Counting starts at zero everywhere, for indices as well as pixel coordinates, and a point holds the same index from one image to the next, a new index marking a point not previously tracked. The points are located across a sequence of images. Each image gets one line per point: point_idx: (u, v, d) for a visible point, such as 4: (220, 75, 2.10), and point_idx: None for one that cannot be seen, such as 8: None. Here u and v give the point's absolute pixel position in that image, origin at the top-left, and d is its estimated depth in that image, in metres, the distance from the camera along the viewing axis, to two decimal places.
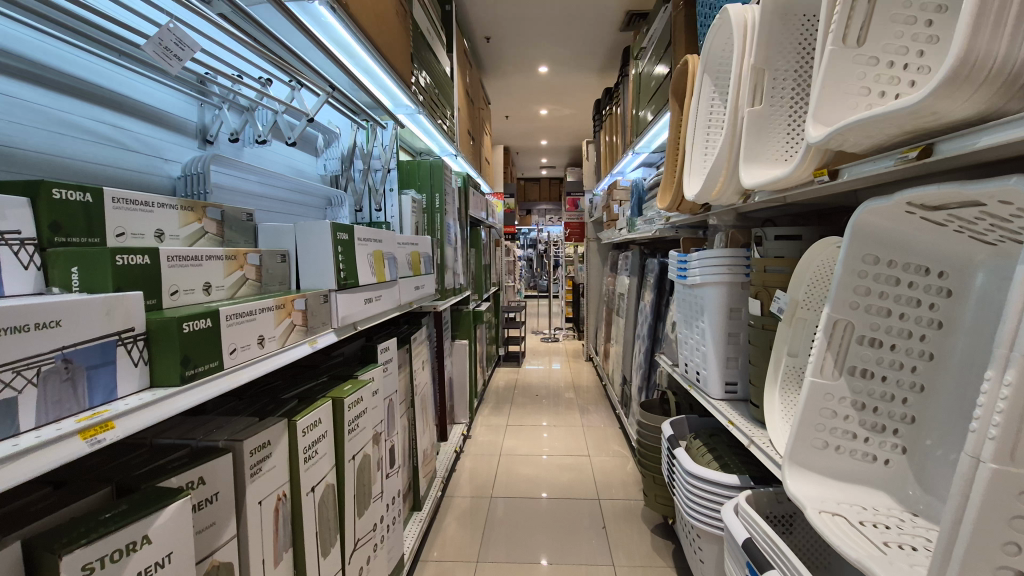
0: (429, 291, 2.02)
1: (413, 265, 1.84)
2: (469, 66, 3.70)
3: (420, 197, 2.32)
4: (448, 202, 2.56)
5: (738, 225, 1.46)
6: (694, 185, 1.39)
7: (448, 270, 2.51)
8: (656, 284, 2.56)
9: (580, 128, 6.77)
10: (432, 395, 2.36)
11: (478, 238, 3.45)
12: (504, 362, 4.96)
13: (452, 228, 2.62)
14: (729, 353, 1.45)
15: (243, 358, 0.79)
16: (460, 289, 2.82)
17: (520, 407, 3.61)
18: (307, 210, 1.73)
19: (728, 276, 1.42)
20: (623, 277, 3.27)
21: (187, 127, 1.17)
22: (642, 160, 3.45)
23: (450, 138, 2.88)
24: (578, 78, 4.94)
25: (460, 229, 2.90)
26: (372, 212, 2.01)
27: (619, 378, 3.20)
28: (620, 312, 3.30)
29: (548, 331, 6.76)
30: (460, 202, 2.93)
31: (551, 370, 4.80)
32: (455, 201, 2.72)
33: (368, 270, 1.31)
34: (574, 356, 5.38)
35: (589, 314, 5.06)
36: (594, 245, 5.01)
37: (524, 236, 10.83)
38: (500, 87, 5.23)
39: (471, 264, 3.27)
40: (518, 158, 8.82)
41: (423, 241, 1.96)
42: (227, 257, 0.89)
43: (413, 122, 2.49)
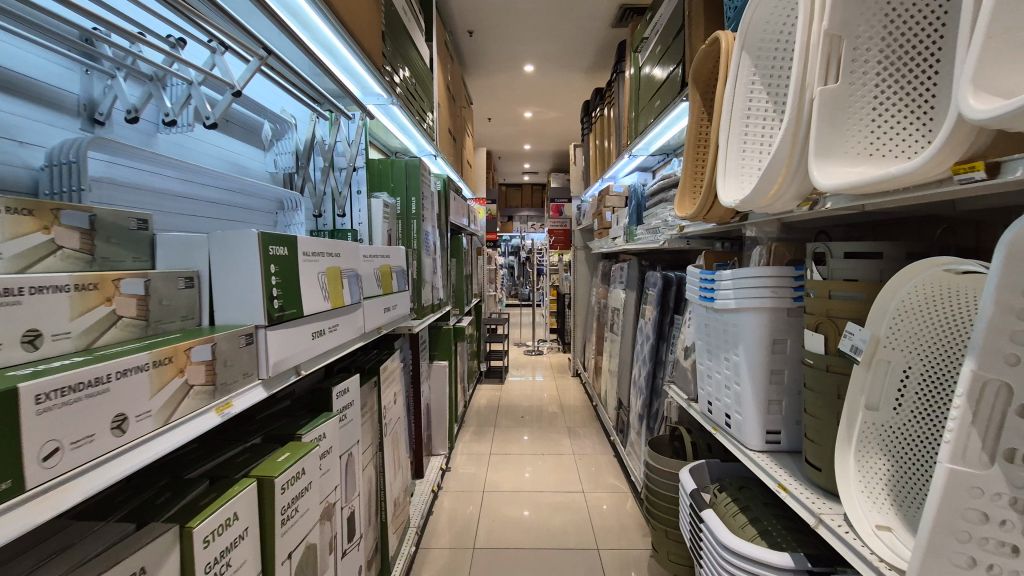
0: (403, 313, 1.72)
1: (383, 281, 1.54)
2: (450, 60, 3.40)
3: (393, 201, 2.02)
4: (426, 208, 2.25)
5: (781, 238, 1.20)
6: (733, 191, 1.14)
7: (425, 284, 2.21)
8: (659, 301, 2.29)
9: (566, 131, 6.53)
10: (406, 429, 2.05)
11: (459, 247, 3.15)
12: (486, 378, 4.65)
13: (429, 237, 2.32)
14: (772, 395, 1.18)
15: (76, 460, 0.47)
16: (439, 305, 2.52)
17: (504, 431, 3.31)
18: (247, 215, 1.42)
19: (772, 300, 1.15)
20: (618, 291, 3.00)
21: (64, 101, 0.85)
22: (637, 164, 3.20)
23: (429, 136, 2.58)
24: (566, 78, 4.69)
25: (440, 238, 2.59)
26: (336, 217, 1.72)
27: (613, 402, 2.92)
28: (614, 329, 3.03)
29: (531, 343, 6.47)
30: (440, 207, 2.63)
31: (537, 387, 4.51)
32: (433, 207, 2.42)
33: (319, 294, 1.01)
34: (559, 370, 5.09)
35: (576, 327, 4.79)
36: (581, 254, 4.74)
37: (506, 243, 10.54)
38: (483, 86, 4.94)
39: (452, 276, 2.97)
40: (501, 162, 8.55)
41: (394, 253, 1.66)
42: (81, 286, 0.57)
43: (386, 116, 2.18)
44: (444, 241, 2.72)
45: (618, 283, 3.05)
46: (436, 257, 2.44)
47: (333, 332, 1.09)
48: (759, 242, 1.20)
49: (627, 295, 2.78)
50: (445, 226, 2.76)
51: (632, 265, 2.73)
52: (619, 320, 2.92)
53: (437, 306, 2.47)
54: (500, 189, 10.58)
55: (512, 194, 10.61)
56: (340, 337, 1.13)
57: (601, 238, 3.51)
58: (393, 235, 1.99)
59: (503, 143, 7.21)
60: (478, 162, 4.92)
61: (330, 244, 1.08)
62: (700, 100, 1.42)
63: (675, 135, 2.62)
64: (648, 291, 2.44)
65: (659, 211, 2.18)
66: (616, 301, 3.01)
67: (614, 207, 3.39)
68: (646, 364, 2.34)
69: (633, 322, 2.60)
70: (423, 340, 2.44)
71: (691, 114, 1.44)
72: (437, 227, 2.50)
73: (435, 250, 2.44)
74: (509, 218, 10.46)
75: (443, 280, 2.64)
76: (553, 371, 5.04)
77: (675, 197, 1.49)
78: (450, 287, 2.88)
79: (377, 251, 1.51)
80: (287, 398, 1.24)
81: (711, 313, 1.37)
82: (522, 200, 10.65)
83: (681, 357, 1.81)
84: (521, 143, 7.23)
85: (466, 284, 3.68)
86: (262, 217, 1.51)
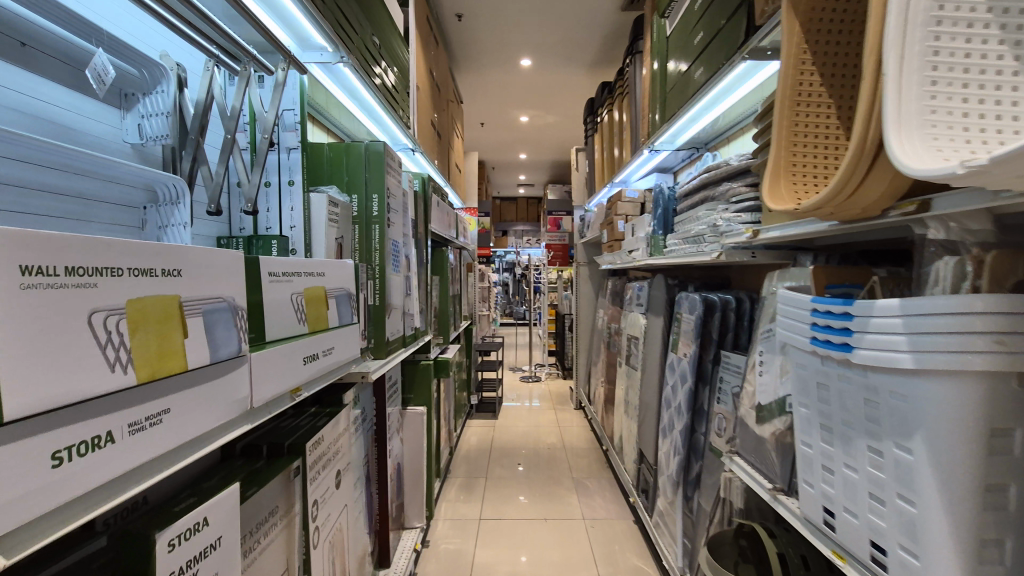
0: (348, 358, 1.18)
1: (308, 314, 1.00)
2: (434, 42, 2.89)
3: (342, 197, 1.48)
4: (396, 212, 1.72)
5: (992, 244, 0.67)
6: (922, 158, 0.59)
7: (392, 310, 1.66)
8: (699, 333, 1.76)
9: (564, 138, 6.06)
10: (362, 511, 1.49)
11: (444, 262, 2.61)
12: (477, 412, 4.08)
13: (400, 248, 1.78)
14: (987, 532, 0.64)
15: None
16: (415, 335, 1.99)
17: (497, 484, 2.75)
18: (70, 205, 0.87)
19: (996, 359, 0.61)
20: (635, 316, 2.47)
21: None
22: (656, 162, 2.68)
23: (402, 123, 2.05)
24: (567, 74, 4.20)
25: (416, 251, 2.05)
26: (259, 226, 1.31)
27: (632, 453, 2.37)
28: (631, 363, 2.48)
29: (528, 367, 5.91)
30: (416, 213, 2.10)
31: (535, 421, 3.94)
32: (406, 212, 1.89)
33: (94, 362, 0.47)
34: (560, 400, 4.53)
35: (579, 353, 4.24)
36: (584, 271, 4.22)
37: (499, 259, 10.01)
38: (475, 84, 4.45)
39: (434, 298, 2.43)
40: (494, 173, 8.06)
41: (335, 270, 1.13)
42: None
43: (340, 88, 1.65)
44: (423, 256, 2.19)
45: (636, 307, 2.52)
46: (410, 275, 1.91)
47: (152, 429, 0.55)
48: (953, 250, 0.69)
49: (649, 323, 2.24)
50: (424, 238, 2.22)
51: (656, 283, 2.20)
52: (638, 353, 2.38)
53: (411, 337, 1.92)
54: (494, 203, 10.09)
55: (507, 207, 10.13)
56: (178, 433, 0.59)
57: (610, 252, 2.98)
58: (343, 246, 1.46)
59: (497, 152, 6.72)
60: (470, 168, 4.40)
61: (140, 261, 0.53)
62: (800, 31, 0.92)
63: (709, 125, 2.11)
64: (681, 319, 1.91)
65: (699, 215, 1.66)
66: (633, 329, 2.48)
67: (627, 216, 2.88)
68: (680, 414, 1.80)
69: (658, 356, 2.07)
70: (391, 383, 1.89)
71: (784, 55, 0.93)
72: (411, 235, 1.97)
73: (409, 266, 1.91)
74: (503, 232, 9.95)
75: (421, 304, 2.11)
76: (552, 402, 4.48)
77: (763, 183, 0.97)
78: (430, 312, 2.34)
79: (298, 268, 0.98)
80: (106, 531, 0.69)
81: (835, 367, 0.84)
82: (516, 214, 10.17)
83: (750, 419, 1.26)
84: (516, 151, 6.75)
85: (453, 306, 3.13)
86: (109, 211, 0.95)
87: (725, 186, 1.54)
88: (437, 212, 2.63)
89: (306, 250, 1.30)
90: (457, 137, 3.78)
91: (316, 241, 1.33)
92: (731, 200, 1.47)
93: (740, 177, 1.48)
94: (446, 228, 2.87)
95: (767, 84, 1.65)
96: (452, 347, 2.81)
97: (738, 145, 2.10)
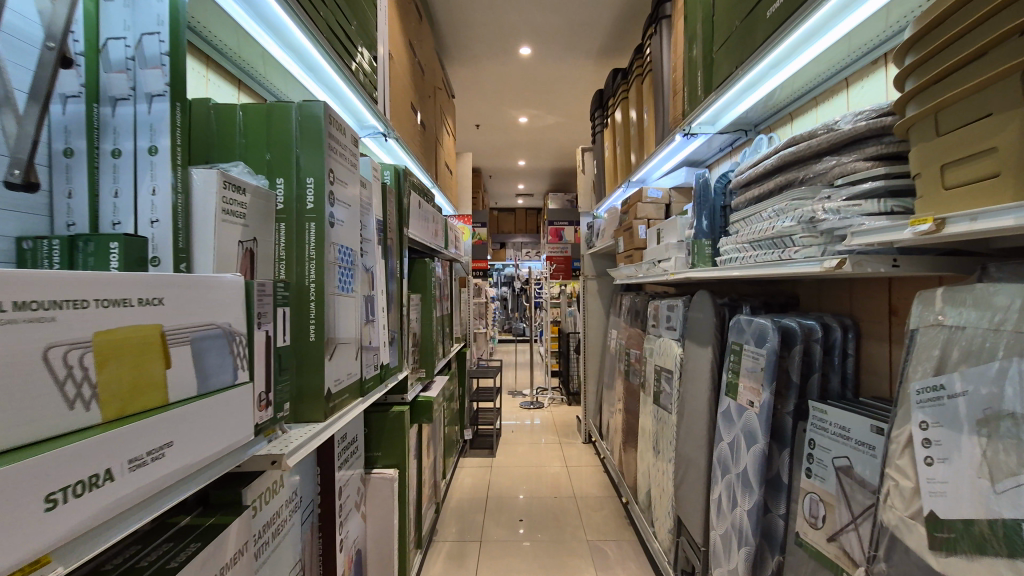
0: (230, 444, 0.68)
1: (104, 386, 0.50)
2: (417, 16, 2.43)
3: (256, 181, 1.00)
4: (349, 208, 1.23)
5: None
6: None
7: (343, 347, 1.16)
8: (775, 375, 1.26)
9: (565, 141, 5.60)
10: None
11: (426, 278, 2.09)
12: (472, 448, 3.55)
13: (356, 259, 1.28)
14: None
15: None
16: (383, 373, 1.49)
17: (494, 551, 2.23)
18: None
19: None
20: (667, 343, 1.97)
21: None
22: (686, 154, 2.20)
23: (367, 97, 1.57)
24: (570, 65, 3.76)
25: (385, 263, 1.55)
26: (99, 222, 0.80)
27: (665, 519, 1.86)
28: (660, 403, 1.98)
29: (529, 391, 5.39)
30: (388, 213, 1.61)
31: (539, 459, 3.42)
32: (368, 211, 1.40)
33: None
34: (565, 431, 4.01)
35: (587, 379, 3.73)
36: (593, 285, 3.73)
37: (497, 272, 9.52)
38: (468, 77, 3.98)
39: (414, 323, 1.93)
40: (491, 181, 7.59)
41: (201, 291, 0.64)
42: None
43: (267, 32, 1.16)
44: (398, 268, 1.69)
45: (667, 331, 2.02)
46: (373, 295, 1.41)
47: None
48: None
49: (689, 354, 1.75)
50: (398, 247, 1.73)
51: (698, 302, 1.70)
52: (672, 391, 1.87)
53: (377, 377, 1.42)
54: (491, 214, 9.61)
55: (505, 218, 9.66)
56: None
57: (628, 264, 2.49)
58: (255, 253, 0.97)
59: (493, 157, 6.26)
60: (463, 171, 3.91)
61: None
62: None
63: (761, 102, 1.65)
64: (741, 352, 1.41)
65: (777, 208, 1.17)
66: (663, 359, 1.97)
67: (648, 220, 2.39)
68: (748, 487, 1.29)
69: (705, 402, 1.57)
70: (349, 443, 1.38)
71: None
72: (376, 242, 1.47)
73: (372, 283, 1.41)
74: (501, 244, 9.48)
75: (393, 332, 1.61)
76: (557, 434, 3.95)
77: None
78: (408, 342, 1.84)
79: (77, 293, 0.47)
80: None
81: None
82: (515, 226, 9.71)
83: (908, 537, 0.76)
84: (515, 157, 6.30)
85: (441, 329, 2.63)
86: None
87: (822, 164, 1.06)
88: (419, 217, 2.14)
89: (179, 258, 0.82)
90: (447, 133, 3.30)
91: (199, 246, 0.85)
92: (844, 181, 0.99)
93: (852, 149, 1.00)
94: (431, 237, 2.38)
95: (865, 27, 1.17)
96: (440, 382, 2.31)
97: (800, 123, 1.63)
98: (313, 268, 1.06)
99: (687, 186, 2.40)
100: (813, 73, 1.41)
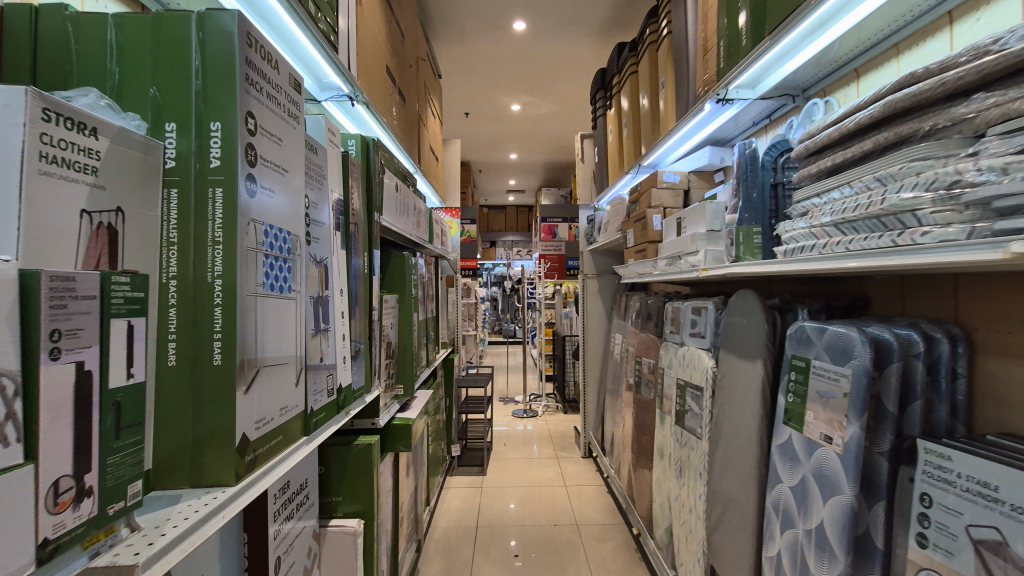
0: None
1: None
2: None
3: (127, 122, 0.64)
4: (287, 175, 0.88)
5: None
6: None
7: (275, 371, 0.81)
8: (867, 404, 0.94)
9: (560, 131, 5.29)
10: None
11: (405, 276, 1.75)
12: (460, 464, 3.22)
13: (299, 247, 0.93)
14: None
15: None
16: (343, 399, 1.14)
17: None
18: None
19: None
20: (692, 354, 1.64)
21: None
22: (711, 130, 1.87)
23: (323, 42, 1.23)
24: (568, 43, 3.44)
25: (346, 256, 1.20)
26: None
27: (693, 566, 1.54)
28: (685, 426, 1.65)
29: (522, 398, 5.05)
30: (352, 191, 1.26)
31: (534, 477, 3.09)
32: (319, 186, 1.05)
33: None
34: (562, 443, 3.69)
35: (587, 388, 3.40)
36: (593, 285, 3.41)
37: (485, 272, 9.10)
38: (455, 56, 3.64)
39: (390, 330, 1.58)
40: (481, 176, 7.25)
41: None
42: None
43: None
44: (365, 263, 1.35)
45: (693, 339, 1.69)
46: (326, 298, 1.06)
47: None
48: None
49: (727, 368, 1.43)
50: (368, 236, 1.38)
51: (740, 305, 1.37)
52: (702, 413, 1.54)
53: (332, 407, 1.07)
54: (480, 211, 9.27)
55: (495, 216, 9.32)
56: None
57: (639, 260, 2.16)
58: (122, 235, 0.61)
59: (483, 149, 5.92)
60: (450, 160, 3.56)
61: None
62: None
63: (815, 58, 1.32)
64: (811, 370, 1.08)
65: (884, 176, 0.84)
66: (689, 373, 1.64)
67: (664, 208, 2.06)
68: (829, 553, 0.96)
69: (755, 430, 1.24)
70: (294, 492, 1.04)
71: None
72: (332, 227, 1.12)
73: (325, 281, 1.06)
74: (491, 243, 9.14)
75: (359, 344, 1.26)
76: (554, 448, 3.62)
77: None
78: (381, 353, 1.50)
79: None
80: None
81: None
82: (505, 224, 9.38)
83: None
84: (506, 149, 5.97)
85: (424, 336, 2.28)
86: None
87: (965, 106, 0.73)
88: (396, 204, 1.79)
89: None
90: (433, 115, 2.96)
91: None
92: (1011, 126, 0.66)
93: (1021, 78, 0.67)
94: (411, 229, 2.04)
95: None
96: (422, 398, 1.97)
97: (867, 83, 1.31)
98: (222, 257, 0.71)
99: (708, 169, 2.08)
100: (898, 8, 1.09)
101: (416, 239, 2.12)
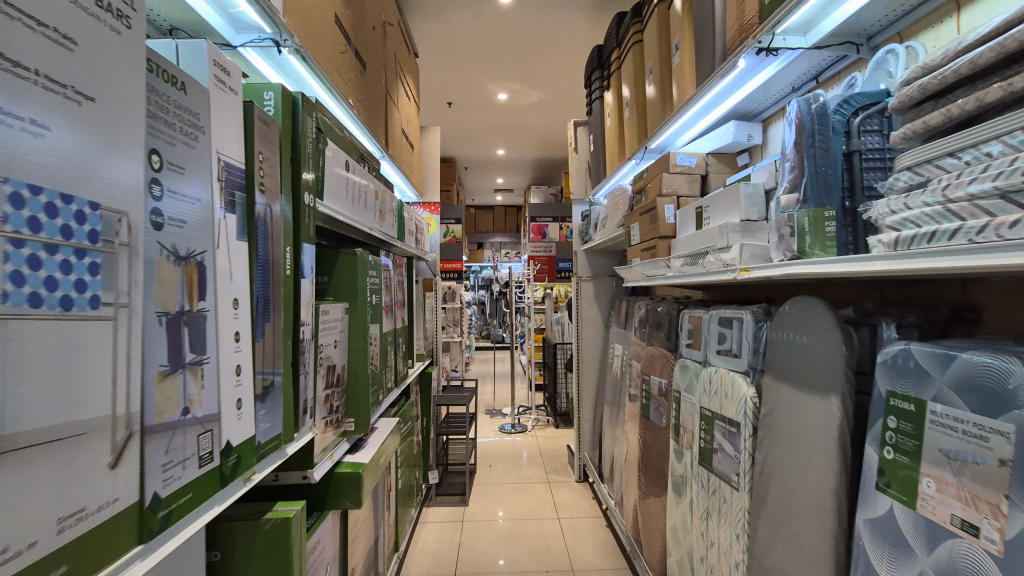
0: None
1: None
2: None
3: None
4: (93, 104, 0.51)
5: None
6: None
7: (44, 453, 0.44)
8: None
9: (550, 123, 4.95)
10: None
11: (359, 281, 1.37)
12: (439, 493, 2.84)
13: (127, 231, 0.55)
14: None
15: None
16: (236, 462, 0.76)
17: None
18: None
19: None
20: (723, 378, 1.28)
21: None
22: (739, 99, 1.53)
23: None
24: (560, 18, 3.11)
25: (247, 251, 0.82)
26: None
27: None
28: (714, 470, 1.29)
29: (510, 410, 4.69)
30: (261, 159, 0.88)
31: (523, 507, 2.73)
32: (184, 139, 0.67)
33: None
34: (554, 465, 3.33)
35: (581, 403, 3.05)
36: (588, 289, 3.06)
37: (472, 275, 8.98)
38: (434, 33, 3.27)
39: (333, 350, 1.21)
40: (467, 174, 6.89)
41: None
42: None
43: None
44: (288, 260, 0.97)
45: (722, 358, 1.34)
46: (196, 313, 0.68)
47: None
48: None
49: (778, 401, 1.07)
50: (294, 224, 1.01)
51: (798, 317, 1.02)
52: (740, 456, 1.18)
53: (209, 480, 0.69)
54: (467, 211, 8.90)
55: (483, 217, 8.96)
56: None
57: (647, 259, 1.81)
58: None
59: (469, 144, 5.55)
60: (429, 150, 3.19)
61: None
62: None
63: None
64: (928, 417, 0.73)
65: None
66: (718, 402, 1.29)
67: (677, 196, 1.72)
68: None
69: (830, 493, 0.89)
70: None
71: None
72: (217, 206, 0.74)
73: (196, 287, 0.68)
74: (478, 245, 8.77)
75: (273, 376, 0.88)
76: (544, 470, 3.25)
77: None
78: (318, 383, 1.12)
79: None
80: None
81: None
82: (493, 224, 9.02)
83: None
84: (493, 144, 5.63)
85: (390, 352, 1.90)
86: None
87: None
88: (347, 188, 1.41)
89: None
90: (405, 95, 2.59)
91: None
92: None
93: None
94: (372, 222, 1.66)
95: None
96: (383, 431, 1.60)
97: (971, 19, 0.97)
98: None
99: (729, 150, 1.74)
100: None
101: (379, 235, 1.75)
